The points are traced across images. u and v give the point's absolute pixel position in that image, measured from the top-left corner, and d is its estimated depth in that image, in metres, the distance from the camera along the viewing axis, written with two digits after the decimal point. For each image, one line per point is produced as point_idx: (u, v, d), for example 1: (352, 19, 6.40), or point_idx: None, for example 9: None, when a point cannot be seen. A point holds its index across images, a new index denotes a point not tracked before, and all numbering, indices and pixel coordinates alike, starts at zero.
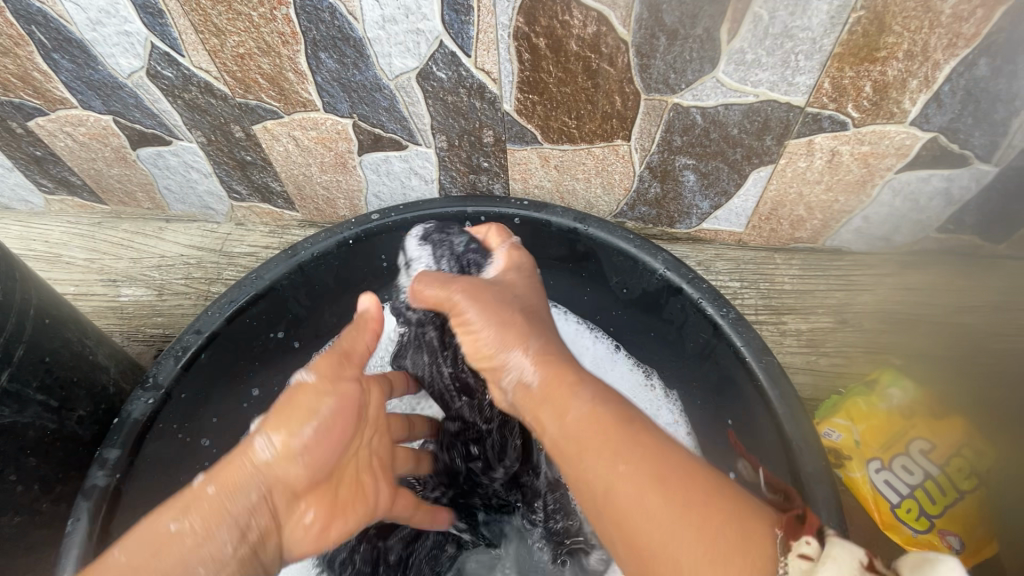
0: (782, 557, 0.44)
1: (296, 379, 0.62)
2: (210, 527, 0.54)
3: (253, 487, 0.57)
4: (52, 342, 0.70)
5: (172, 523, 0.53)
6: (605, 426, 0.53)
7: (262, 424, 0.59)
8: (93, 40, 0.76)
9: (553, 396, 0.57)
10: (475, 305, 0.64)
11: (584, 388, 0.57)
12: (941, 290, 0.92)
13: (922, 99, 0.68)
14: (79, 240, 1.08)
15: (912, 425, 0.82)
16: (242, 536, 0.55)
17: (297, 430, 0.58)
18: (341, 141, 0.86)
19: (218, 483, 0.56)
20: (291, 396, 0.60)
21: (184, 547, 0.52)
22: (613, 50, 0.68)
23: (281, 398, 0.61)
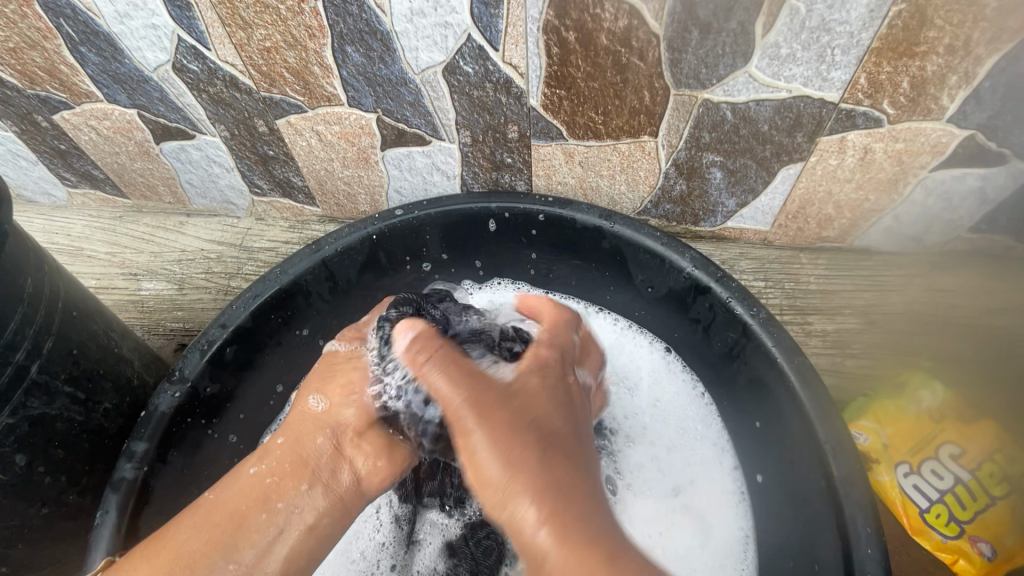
0: None
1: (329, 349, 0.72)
2: (287, 473, 0.60)
3: (318, 433, 0.64)
4: (80, 335, 0.71)
5: (250, 470, 0.60)
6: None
7: (309, 385, 0.68)
8: (120, 34, 0.76)
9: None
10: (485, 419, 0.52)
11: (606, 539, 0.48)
12: (972, 292, 0.90)
13: (961, 95, 0.67)
14: (101, 234, 1.09)
15: (941, 429, 0.80)
16: (315, 477, 0.61)
17: (336, 385, 0.67)
18: (364, 136, 0.86)
19: (286, 436, 0.64)
20: (327, 363, 0.70)
21: (267, 490, 0.59)
22: (643, 45, 0.67)
23: (320, 365, 0.70)
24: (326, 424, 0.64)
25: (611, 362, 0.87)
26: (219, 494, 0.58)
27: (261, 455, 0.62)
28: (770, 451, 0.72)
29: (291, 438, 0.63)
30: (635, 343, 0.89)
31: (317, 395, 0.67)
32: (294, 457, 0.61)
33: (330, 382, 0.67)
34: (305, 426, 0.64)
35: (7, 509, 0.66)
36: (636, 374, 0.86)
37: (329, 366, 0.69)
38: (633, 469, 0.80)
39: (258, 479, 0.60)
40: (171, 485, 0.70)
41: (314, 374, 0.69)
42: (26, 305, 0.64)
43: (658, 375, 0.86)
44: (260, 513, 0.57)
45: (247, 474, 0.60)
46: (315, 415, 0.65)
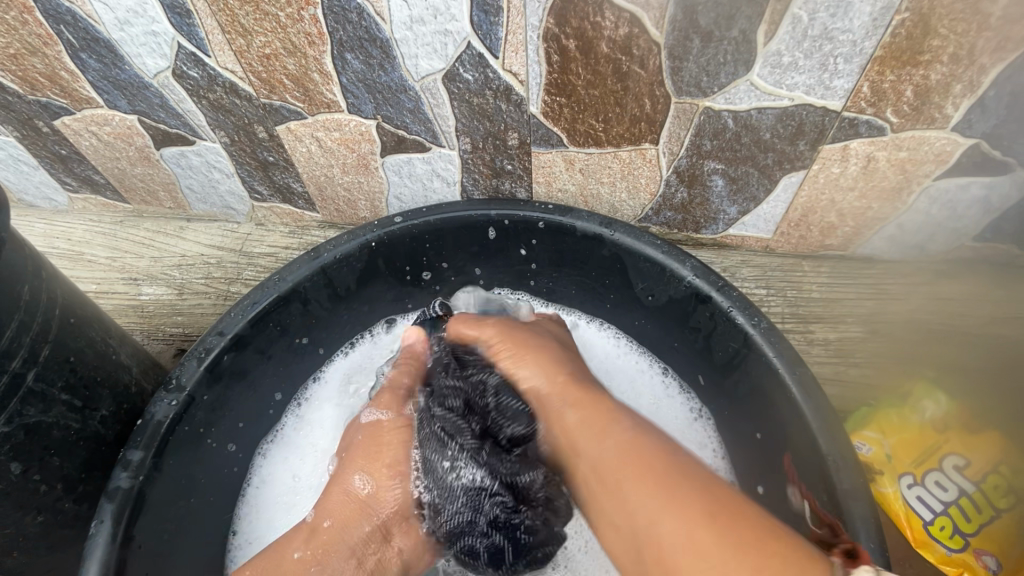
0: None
1: (373, 419, 0.72)
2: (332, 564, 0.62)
3: (363, 517, 0.65)
4: (78, 342, 0.70)
5: (295, 554, 0.61)
6: (633, 458, 0.52)
7: (354, 462, 0.69)
8: (121, 40, 0.76)
9: (592, 421, 0.58)
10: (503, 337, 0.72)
11: (626, 417, 0.57)
12: (976, 301, 0.89)
13: (965, 104, 0.66)
14: (101, 239, 1.08)
15: (945, 440, 0.79)
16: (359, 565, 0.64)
17: (383, 462, 0.68)
18: (363, 143, 0.86)
19: (332, 518, 0.65)
20: (370, 436, 0.71)
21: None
22: (644, 53, 0.66)
23: (361, 438, 0.71)
24: (371, 510, 0.66)
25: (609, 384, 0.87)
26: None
27: (305, 538, 0.63)
28: (773, 464, 0.71)
29: (337, 523, 0.64)
30: (636, 362, 0.88)
31: (362, 473, 0.68)
32: (340, 544, 0.63)
33: (373, 463, 0.68)
34: (348, 507, 0.66)
35: (3, 517, 0.66)
36: (635, 399, 0.85)
37: (375, 440, 0.70)
38: None
39: (304, 567, 0.61)
40: (168, 494, 0.70)
41: (360, 447, 0.70)
42: (23, 312, 0.64)
43: (658, 399, 0.85)
44: None
45: (292, 559, 0.61)
46: (360, 499, 0.66)
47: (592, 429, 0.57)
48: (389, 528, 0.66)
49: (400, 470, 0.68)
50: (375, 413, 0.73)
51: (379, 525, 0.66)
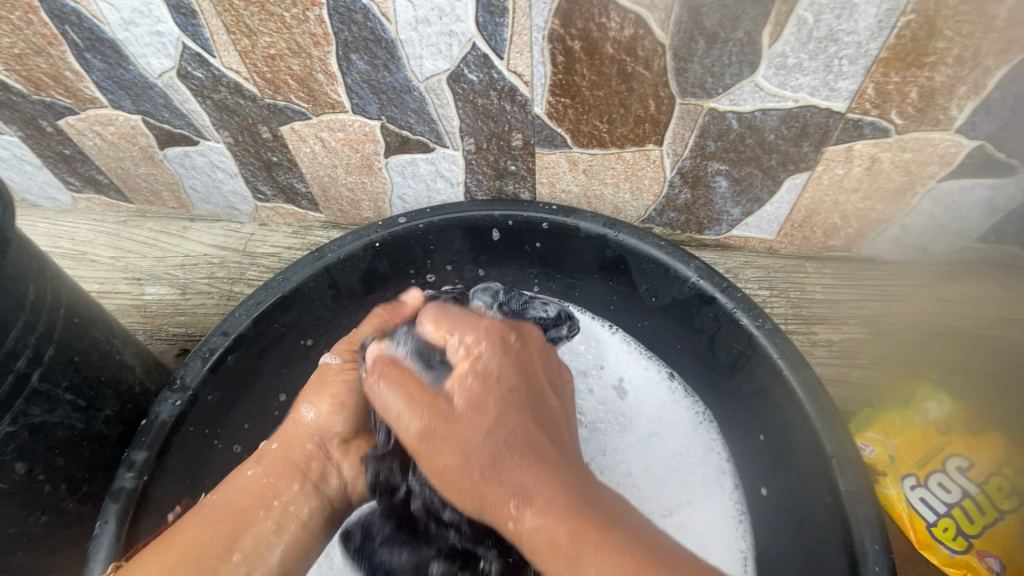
0: None
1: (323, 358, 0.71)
2: (281, 475, 0.65)
3: (310, 439, 0.68)
4: (82, 342, 0.70)
5: (249, 472, 0.65)
6: None
7: (306, 394, 0.70)
8: (125, 40, 0.76)
9: None
10: (433, 442, 0.53)
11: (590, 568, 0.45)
12: (979, 302, 0.89)
13: (969, 106, 0.66)
14: (104, 239, 1.09)
15: (948, 441, 0.79)
16: (307, 480, 0.66)
17: (335, 394, 0.69)
18: (367, 143, 0.86)
19: (281, 441, 0.68)
20: (320, 372, 0.71)
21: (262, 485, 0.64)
22: (649, 54, 0.66)
23: (314, 373, 0.72)
24: (317, 434, 0.68)
25: (614, 386, 0.85)
26: (220, 495, 0.62)
27: (258, 457, 0.67)
28: (777, 465, 0.71)
29: (285, 444, 0.67)
30: (640, 362, 0.87)
31: (309, 404, 0.69)
32: (288, 463, 0.66)
33: (320, 394, 0.69)
34: (296, 433, 0.68)
35: (7, 517, 0.66)
36: (641, 404, 0.84)
37: (322, 378, 0.70)
38: (627, 485, 0.78)
39: (257, 480, 0.64)
40: (171, 495, 0.70)
41: (310, 385, 0.71)
42: (28, 312, 0.64)
43: (664, 403, 0.84)
44: (260, 512, 0.62)
45: (246, 475, 0.65)
46: (309, 424, 0.68)
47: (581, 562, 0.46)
48: (334, 447, 0.68)
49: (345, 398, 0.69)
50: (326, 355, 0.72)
51: (323, 446, 0.68)
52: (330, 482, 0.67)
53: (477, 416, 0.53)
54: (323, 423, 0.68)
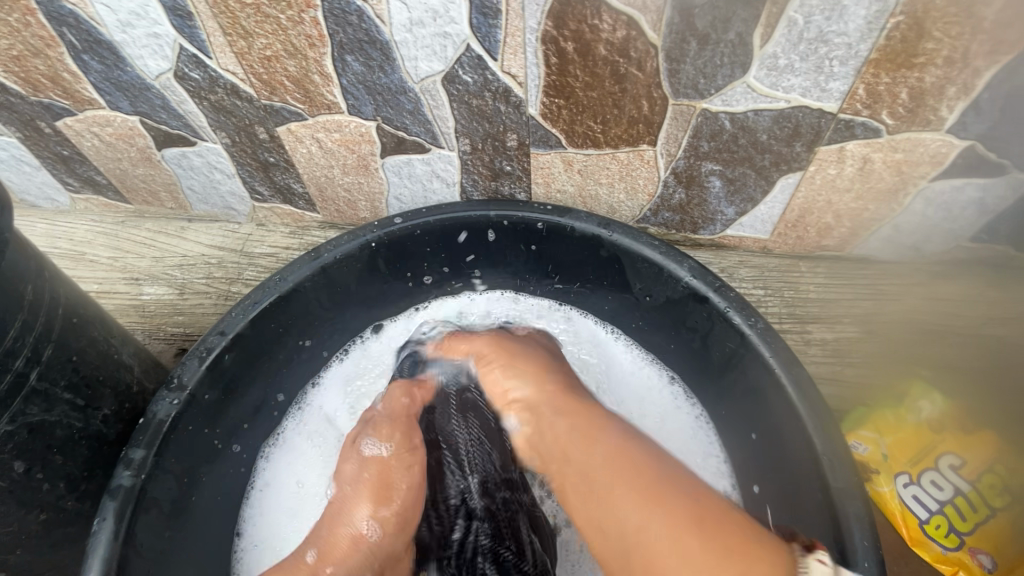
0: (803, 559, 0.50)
1: (373, 453, 0.73)
2: None
3: (371, 560, 0.67)
4: (80, 342, 0.71)
5: None
6: (624, 464, 0.58)
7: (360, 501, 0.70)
8: (122, 42, 0.76)
9: (584, 432, 0.63)
10: (494, 344, 0.78)
11: (614, 426, 0.63)
12: (972, 301, 0.89)
13: (960, 106, 0.66)
14: (103, 239, 1.09)
15: (941, 439, 0.80)
16: None
17: (389, 502, 0.70)
18: (363, 143, 0.86)
19: (337, 561, 0.66)
20: (377, 473, 0.72)
21: None
22: (642, 55, 0.67)
23: (367, 474, 0.72)
24: (379, 552, 0.68)
25: (618, 393, 0.86)
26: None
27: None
28: (769, 463, 0.72)
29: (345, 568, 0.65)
30: (638, 365, 0.88)
31: (370, 518, 0.69)
32: None
33: (382, 504, 0.70)
34: (350, 547, 0.67)
35: (5, 515, 0.67)
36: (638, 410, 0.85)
37: (382, 480, 0.72)
38: None
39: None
40: (170, 493, 0.71)
41: (368, 486, 0.71)
42: (26, 312, 0.64)
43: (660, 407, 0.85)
44: None
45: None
46: (365, 539, 0.68)
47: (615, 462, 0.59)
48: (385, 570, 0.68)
49: (402, 519, 0.71)
50: (371, 449, 0.74)
51: (380, 567, 0.68)
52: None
53: (528, 342, 0.79)
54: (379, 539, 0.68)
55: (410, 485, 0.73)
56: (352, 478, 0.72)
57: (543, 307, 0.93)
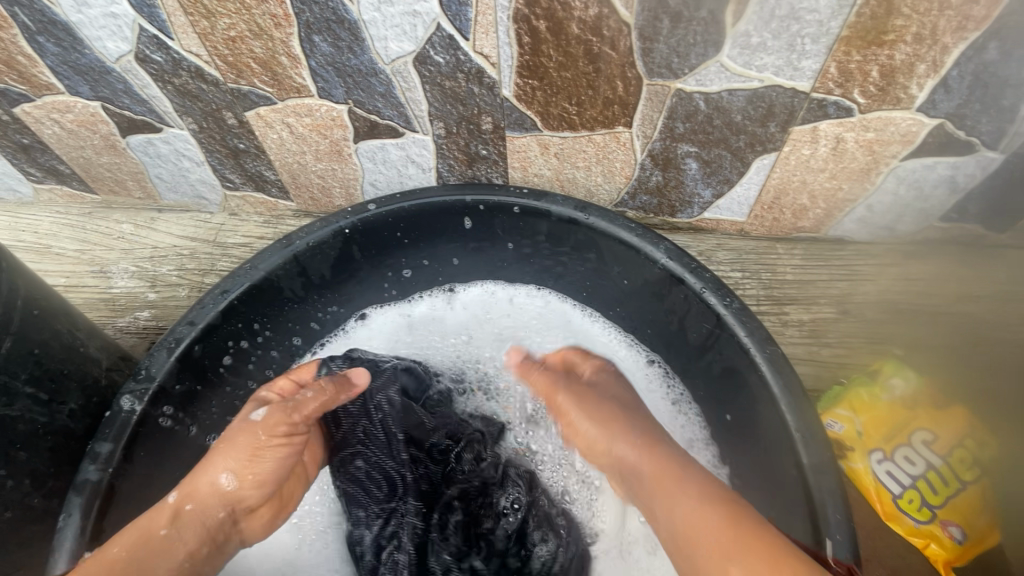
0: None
1: (257, 417, 0.67)
2: (194, 538, 0.63)
3: (221, 507, 0.65)
4: (42, 334, 0.69)
5: (161, 530, 0.62)
6: (720, 527, 0.56)
7: (221, 458, 0.65)
8: (79, 23, 0.73)
9: (664, 486, 0.61)
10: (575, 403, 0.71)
11: (692, 481, 0.61)
12: (945, 280, 0.91)
13: (929, 84, 0.67)
14: (69, 231, 1.06)
15: (913, 416, 0.81)
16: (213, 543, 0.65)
17: (254, 463, 0.66)
18: (335, 128, 0.85)
19: (194, 503, 0.64)
20: (246, 436, 0.66)
21: (171, 551, 0.61)
22: (614, 34, 0.66)
23: (237, 435, 0.66)
24: (230, 501, 0.66)
25: None
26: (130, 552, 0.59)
27: (170, 517, 0.63)
28: (745, 440, 0.72)
29: (199, 508, 0.64)
30: (617, 346, 0.89)
31: (229, 472, 0.65)
32: (200, 528, 0.64)
33: (248, 466, 0.66)
34: (207, 494, 0.65)
35: None
36: None
37: (251, 443, 0.66)
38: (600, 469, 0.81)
39: (167, 543, 0.61)
40: (139, 487, 0.69)
41: (232, 447, 0.66)
42: None
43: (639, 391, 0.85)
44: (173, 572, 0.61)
45: (157, 536, 0.61)
46: (224, 492, 0.65)
47: (703, 519, 0.57)
48: (241, 514, 0.68)
49: (264, 479, 0.67)
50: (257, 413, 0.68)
51: (233, 514, 0.67)
52: (228, 545, 0.68)
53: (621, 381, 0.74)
54: (241, 490, 0.66)
55: (285, 457, 0.68)
56: (226, 437, 0.67)
57: (522, 293, 0.94)
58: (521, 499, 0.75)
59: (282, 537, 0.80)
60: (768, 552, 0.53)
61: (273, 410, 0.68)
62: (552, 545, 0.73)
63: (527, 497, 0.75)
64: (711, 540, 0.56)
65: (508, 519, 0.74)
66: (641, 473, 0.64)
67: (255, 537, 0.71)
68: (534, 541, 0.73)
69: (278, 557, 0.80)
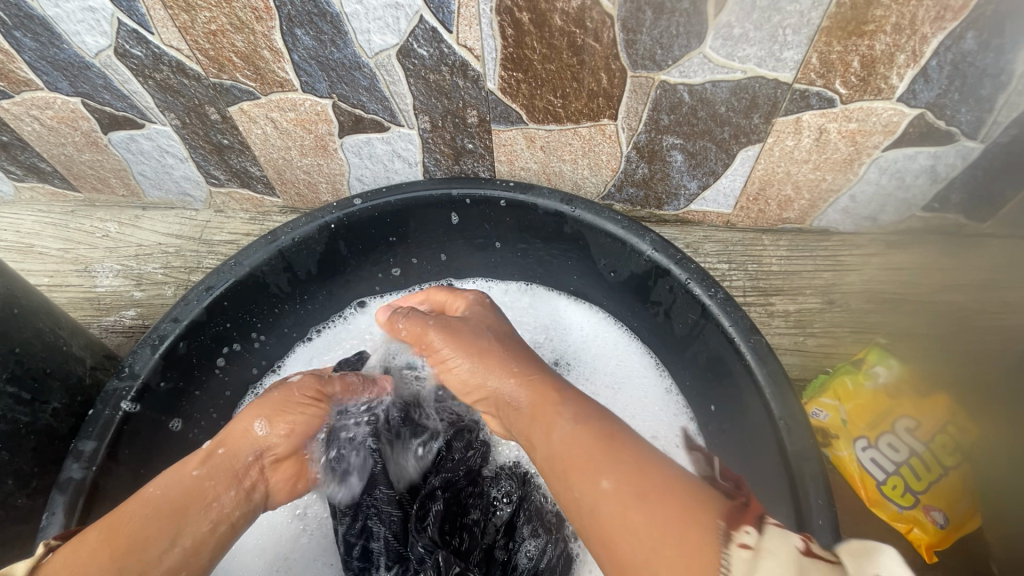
0: (721, 542, 0.39)
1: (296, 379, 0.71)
2: (225, 482, 0.62)
3: (252, 454, 0.65)
4: (23, 333, 0.68)
5: (191, 471, 0.61)
6: (585, 443, 0.51)
7: (259, 408, 0.67)
8: (56, 17, 0.72)
9: (540, 415, 0.57)
10: (447, 339, 0.67)
11: (567, 407, 0.56)
12: (927, 270, 0.92)
13: (909, 74, 0.67)
14: (52, 230, 1.04)
15: (897, 404, 0.82)
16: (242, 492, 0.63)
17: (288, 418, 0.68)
18: (320, 123, 0.84)
19: (227, 448, 0.64)
20: (283, 394, 0.69)
21: (204, 490, 0.60)
22: (598, 26, 0.66)
23: (274, 392, 0.69)
24: (263, 449, 0.66)
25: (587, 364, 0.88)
26: (166, 491, 0.58)
27: (202, 459, 0.63)
28: (730, 430, 0.73)
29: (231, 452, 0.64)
30: (609, 340, 0.89)
31: (263, 420, 0.66)
32: (230, 474, 0.63)
33: (284, 418, 0.68)
34: (243, 440, 0.65)
35: None
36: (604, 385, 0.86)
37: (286, 399, 0.69)
38: None
39: (200, 483, 0.60)
40: (124, 485, 0.69)
41: (267, 401, 0.68)
42: None
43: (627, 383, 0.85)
44: (198, 512, 0.59)
45: (190, 477, 0.60)
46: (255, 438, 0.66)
47: (567, 447, 0.52)
48: (269, 464, 0.67)
49: (297, 432, 0.69)
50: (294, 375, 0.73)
51: (262, 462, 0.66)
52: (255, 499, 0.65)
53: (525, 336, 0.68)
54: (276, 440, 0.67)
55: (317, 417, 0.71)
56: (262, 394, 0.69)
57: (513, 289, 0.94)
58: (512, 492, 0.77)
59: (282, 530, 0.81)
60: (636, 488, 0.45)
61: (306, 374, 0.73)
62: (541, 541, 0.74)
63: (518, 491, 0.77)
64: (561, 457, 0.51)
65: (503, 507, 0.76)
66: (518, 404, 0.59)
67: (277, 496, 0.69)
68: (523, 536, 0.74)
69: (275, 550, 0.80)
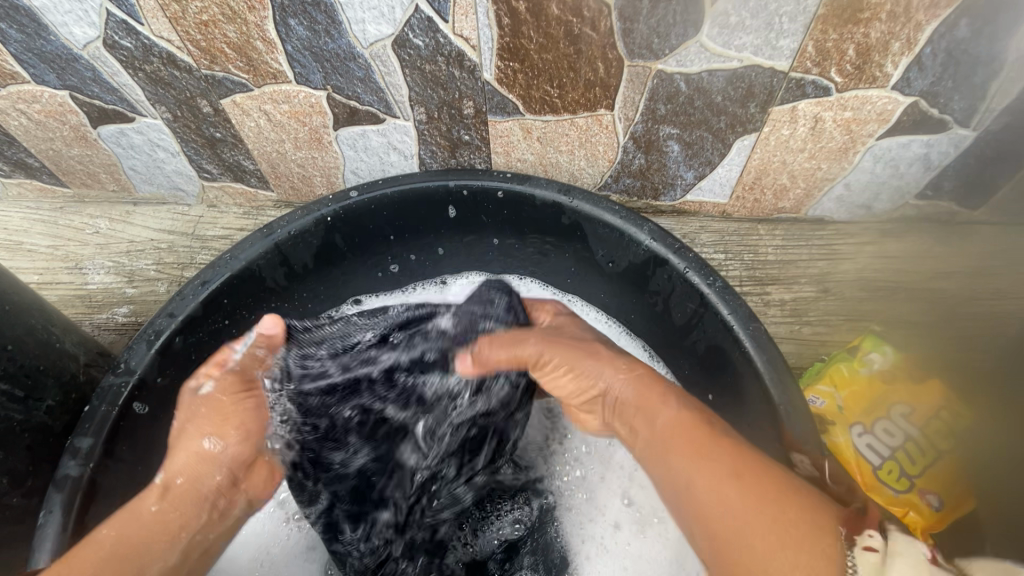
0: (846, 554, 0.44)
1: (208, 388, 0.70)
2: (188, 509, 0.63)
3: (217, 471, 0.67)
4: (15, 331, 0.67)
5: (150, 507, 0.62)
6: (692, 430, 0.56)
7: (201, 424, 0.68)
8: (42, 8, 0.71)
9: (645, 404, 0.61)
10: (553, 349, 0.68)
11: (673, 397, 0.60)
12: (921, 258, 0.93)
13: (903, 62, 0.68)
14: (41, 227, 1.03)
15: (893, 390, 0.83)
16: (213, 509, 0.66)
17: (233, 426, 0.69)
18: (314, 115, 0.83)
19: (184, 474, 0.65)
20: (213, 404, 0.69)
21: (167, 524, 0.61)
22: (595, 14, 0.66)
23: (203, 407, 0.69)
24: (222, 463, 0.67)
25: None
26: (122, 530, 0.59)
27: (159, 494, 0.63)
28: (727, 419, 0.74)
29: (189, 475, 0.65)
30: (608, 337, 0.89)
31: (210, 435, 0.67)
32: (194, 495, 0.65)
33: (228, 425, 0.68)
34: (200, 464, 0.66)
35: None
36: None
37: (222, 408, 0.69)
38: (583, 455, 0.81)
39: (161, 518, 0.61)
40: (122, 480, 0.69)
41: (212, 410, 0.68)
42: None
43: None
44: (163, 544, 0.60)
45: (150, 513, 0.61)
46: (209, 456, 0.67)
47: (677, 431, 0.56)
48: (240, 476, 0.69)
49: (247, 432, 0.69)
50: (207, 383, 0.70)
51: (230, 476, 0.68)
52: (232, 512, 0.68)
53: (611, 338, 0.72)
54: (228, 450, 0.68)
55: (259, 407, 0.71)
56: (195, 407, 0.69)
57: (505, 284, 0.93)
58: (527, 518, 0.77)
59: (267, 522, 0.80)
60: (757, 487, 0.49)
61: (222, 377, 0.70)
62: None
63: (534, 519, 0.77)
64: (669, 440, 0.56)
65: (515, 527, 0.76)
66: (624, 396, 0.63)
67: (259, 500, 0.71)
68: (522, 563, 0.76)
69: (258, 545, 0.79)
